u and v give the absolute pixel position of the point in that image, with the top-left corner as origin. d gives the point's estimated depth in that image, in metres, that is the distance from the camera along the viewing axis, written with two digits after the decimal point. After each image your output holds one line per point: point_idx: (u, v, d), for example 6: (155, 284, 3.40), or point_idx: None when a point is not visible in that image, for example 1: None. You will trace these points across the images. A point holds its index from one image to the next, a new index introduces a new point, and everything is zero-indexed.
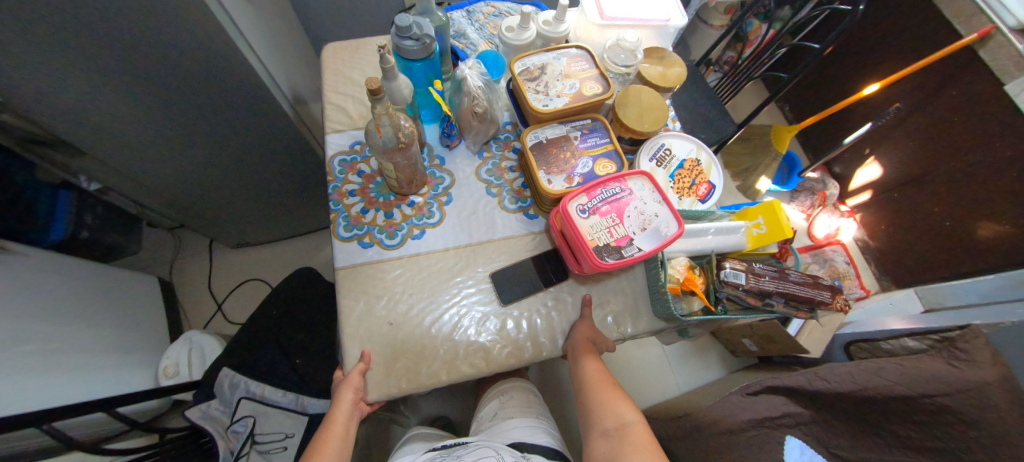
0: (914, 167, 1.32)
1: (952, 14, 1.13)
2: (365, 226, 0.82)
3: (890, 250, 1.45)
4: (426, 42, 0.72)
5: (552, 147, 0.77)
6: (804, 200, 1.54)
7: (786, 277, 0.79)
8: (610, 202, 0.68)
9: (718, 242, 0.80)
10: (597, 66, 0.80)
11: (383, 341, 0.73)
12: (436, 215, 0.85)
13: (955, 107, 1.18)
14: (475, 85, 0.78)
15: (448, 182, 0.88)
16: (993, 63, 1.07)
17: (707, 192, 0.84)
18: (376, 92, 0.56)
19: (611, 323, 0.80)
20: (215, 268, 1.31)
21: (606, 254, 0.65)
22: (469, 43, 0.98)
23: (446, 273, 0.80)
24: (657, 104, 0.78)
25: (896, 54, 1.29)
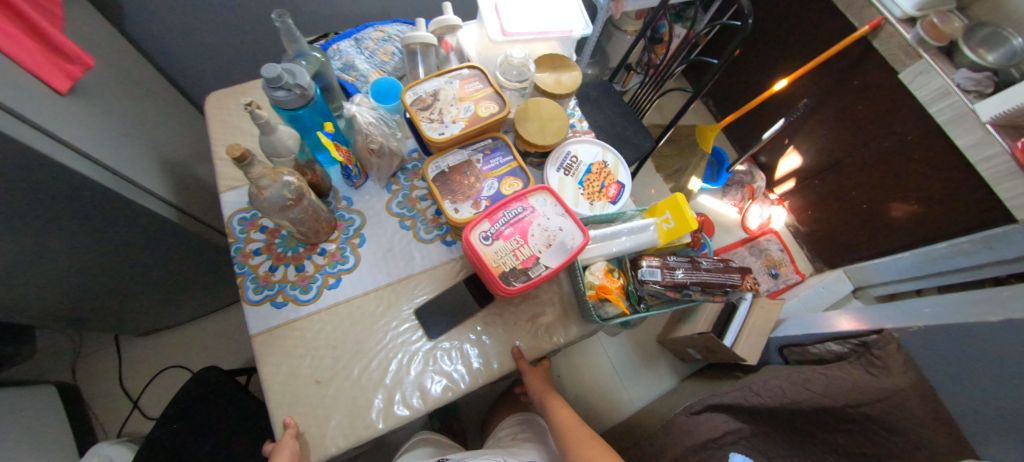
0: (830, 154, 1.35)
1: (845, 7, 1.16)
2: (276, 284, 0.67)
3: (818, 234, 1.50)
4: (305, 91, 0.57)
5: (455, 174, 0.64)
6: (735, 194, 1.58)
7: (700, 264, 0.66)
8: (513, 222, 0.55)
9: (630, 239, 0.65)
10: (494, 83, 0.66)
11: (311, 403, 0.61)
12: (352, 259, 0.69)
13: (860, 95, 1.22)
14: (368, 121, 0.63)
15: (361, 221, 0.70)
16: (886, 53, 1.11)
17: (618, 193, 0.70)
18: (239, 158, 0.46)
19: (534, 345, 0.66)
20: (124, 362, 1.19)
21: (512, 278, 0.52)
22: (359, 76, 0.73)
23: (370, 316, 0.66)
24: (559, 115, 0.69)
25: (802, 47, 1.31)
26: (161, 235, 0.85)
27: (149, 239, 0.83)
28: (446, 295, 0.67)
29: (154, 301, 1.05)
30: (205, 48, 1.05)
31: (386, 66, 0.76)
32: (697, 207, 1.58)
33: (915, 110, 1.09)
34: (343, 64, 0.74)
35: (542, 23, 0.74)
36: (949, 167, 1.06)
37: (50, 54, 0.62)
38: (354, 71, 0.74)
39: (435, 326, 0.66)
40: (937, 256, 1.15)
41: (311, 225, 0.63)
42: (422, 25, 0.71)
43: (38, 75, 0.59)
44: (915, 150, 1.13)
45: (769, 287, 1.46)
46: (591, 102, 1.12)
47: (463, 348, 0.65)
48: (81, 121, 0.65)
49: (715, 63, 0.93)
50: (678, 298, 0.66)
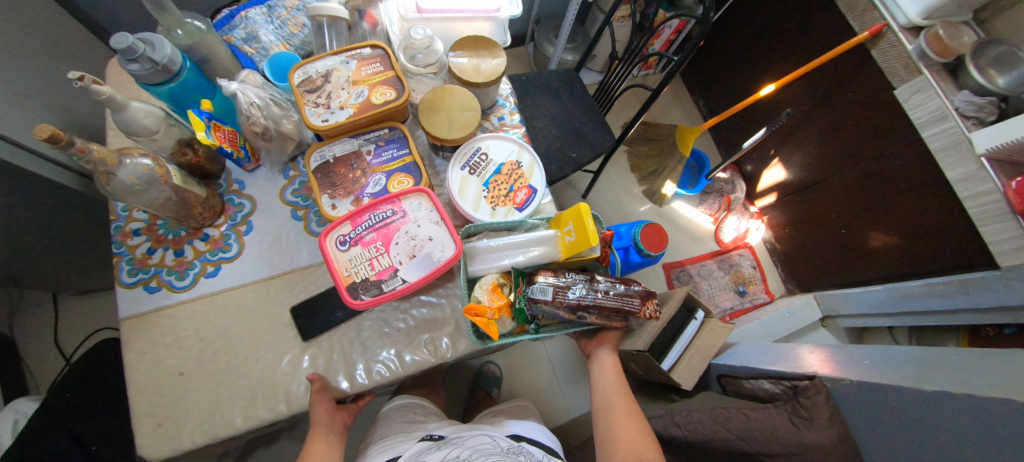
0: (816, 171, 1.25)
1: (846, 8, 1.02)
2: (153, 268, 0.63)
3: (793, 254, 1.41)
4: (163, 65, 0.52)
5: (340, 166, 0.58)
6: (713, 203, 1.49)
7: (600, 285, 0.58)
8: (377, 227, 0.50)
9: (526, 254, 0.59)
10: (396, 66, 0.59)
11: (170, 395, 0.57)
12: (236, 247, 0.65)
13: (851, 109, 1.10)
14: (252, 102, 0.57)
15: (251, 208, 0.66)
16: (885, 65, 0.98)
17: (527, 199, 0.63)
18: (52, 139, 0.42)
19: (416, 359, 0.59)
20: (64, 319, 1.19)
21: (361, 291, 0.47)
22: (260, 48, 0.68)
23: (247, 310, 0.62)
24: (472, 107, 0.61)
25: (797, 49, 1.19)
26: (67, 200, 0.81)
27: (53, 206, 0.79)
28: (331, 293, 0.63)
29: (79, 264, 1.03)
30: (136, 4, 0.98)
31: (294, 39, 0.71)
32: (670, 213, 1.50)
33: (906, 133, 0.97)
34: (246, 34, 0.68)
35: (464, 2, 0.69)
36: (935, 200, 0.95)
37: None
38: (256, 43, 0.68)
39: (314, 325, 0.61)
40: (911, 294, 1.06)
41: (185, 208, 0.59)
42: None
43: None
44: (898, 176, 1.02)
45: (732, 304, 1.41)
46: (551, 91, 1.01)
47: (340, 352, 0.60)
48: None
49: (675, 58, 0.83)
50: (574, 320, 0.59)
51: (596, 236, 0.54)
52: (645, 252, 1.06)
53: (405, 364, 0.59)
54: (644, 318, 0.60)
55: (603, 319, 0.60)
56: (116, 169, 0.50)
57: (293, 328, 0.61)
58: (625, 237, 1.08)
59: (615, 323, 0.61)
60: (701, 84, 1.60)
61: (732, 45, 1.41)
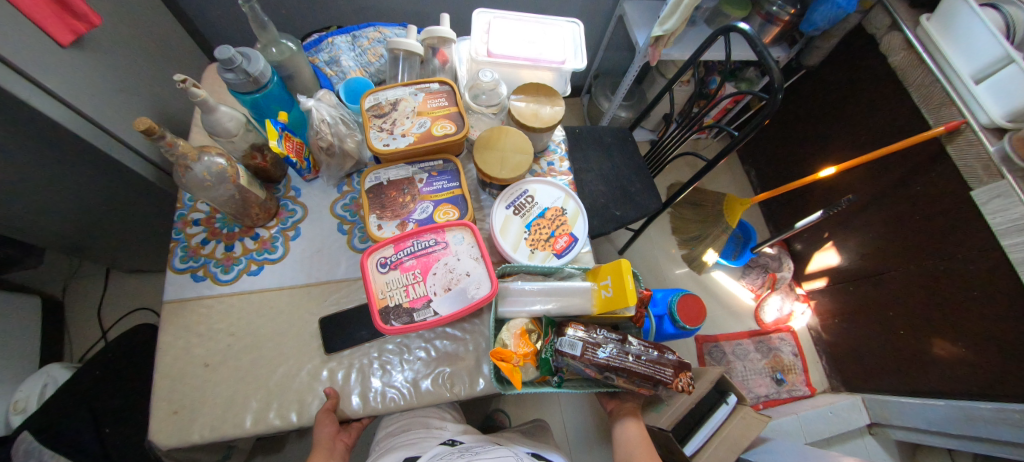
0: (874, 262, 1.17)
1: (920, 101, 0.97)
2: (203, 258, 0.66)
3: (841, 347, 1.29)
4: (255, 77, 0.58)
5: (392, 189, 0.60)
6: (755, 278, 1.41)
7: (632, 348, 0.55)
8: (418, 254, 0.50)
9: (557, 302, 0.58)
10: (460, 103, 0.62)
11: (192, 385, 0.58)
12: (282, 250, 0.67)
13: (918, 204, 1.03)
14: (323, 119, 0.61)
15: (302, 215, 0.70)
16: (961, 163, 0.91)
17: (568, 247, 0.62)
18: (146, 132, 0.46)
19: (432, 391, 0.57)
20: (109, 293, 1.27)
21: (393, 317, 0.47)
22: (339, 72, 0.75)
23: (279, 313, 0.63)
24: (525, 149, 0.62)
25: (861, 134, 1.15)
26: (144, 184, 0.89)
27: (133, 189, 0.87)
28: (360, 310, 0.63)
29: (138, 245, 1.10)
30: (242, 25, 1.12)
31: (370, 66, 0.77)
32: (708, 281, 1.45)
33: (984, 237, 0.89)
34: (329, 58, 0.75)
35: (532, 51, 0.72)
36: (1017, 315, 0.85)
37: (55, 7, 0.59)
38: (337, 66, 0.75)
39: (338, 339, 0.61)
40: (980, 417, 0.93)
41: (243, 208, 0.63)
42: (414, 33, 0.68)
43: (39, 23, 0.57)
44: (972, 284, 0.93)
45: (768, 392, 1.30)
46: (602, 147, 1.03)
47: (358, 371, 0.59)
48: (91, 73, 0.66)
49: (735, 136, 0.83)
50: (600, 380, 0.55)
51: (635, 295, 0.52)
52: (680, 324, 0.98)
53: (420, 394, 0.57)
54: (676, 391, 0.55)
55: (631, 384, 0.55)
56: (193, 164, 0.54)
57: (318, 339, 0.61)
58: (660, 304, 1.04)
59: (643, 389, 0.56)
60: (754, 154, 1.58)
61: (790, 121, 1.39)
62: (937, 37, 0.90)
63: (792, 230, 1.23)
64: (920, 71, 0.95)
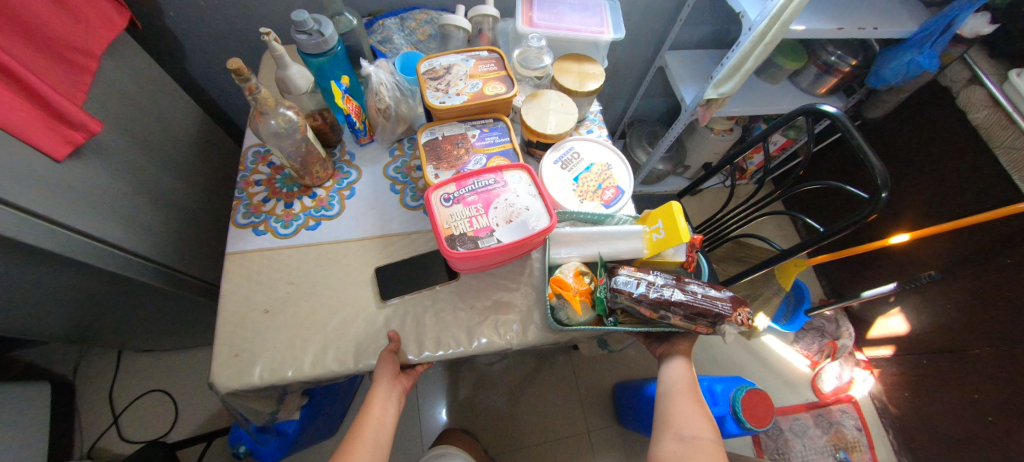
0: (955, 335, 1.03)
1: (1010, 165, 0.89)
2: (264, 214, 0.71)
3: (912, 422, 1.13)
4: (325, 39, 0.63)
5: (447, 143, 0.65)
6: (811, 344, 1.26)
7: (690, 286, 0.55)
8: (479, 191, 0.54)
9: (607, 245, 0.59)
10: (509, 68, 0.68)
11: (253, 329, 0.62)
12: (337, 208, 0.71)
13: (1008, 279, 0.92)
14: (381, 83, 0.67)
15: (357, 177, 0.73)
16: None
17: (614, 198, 0.64)
18: (238, 71, 0.50)
19: (485, 341, 0.60)
20: (126, 366, 1.19)
21: (458, 243, 0.50)
22: (393, 48, 0.80)
23: (333, 266, 0.66)
24: (567, 111, 0.68)
25: (931, 191, 1.08)
26: (214, 178, 0.94)
27: (213, 186, 0.94)
28: (408, 264, 0.65)
29: (176, 323, 1.01)
30: None
31: (420, 44, 0.81)
32: (758, 347, 1.27)
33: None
34: (382, 38, 0.80)
35: (574, 24, 0.74)
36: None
37: (48, 119, 0.53)
38: (390, 44, 0.80)
39: (389, 289, 0.64)
40: None
41: (306, 166, 0.68)
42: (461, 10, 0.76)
43: (26, 137, 0.50)
44: None
45: None
46: None
47: (409, 320, 0.62)
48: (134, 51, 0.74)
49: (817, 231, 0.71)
50: (654, 320, 0.55)
51: (688, 236, 0.54)
52: (745, 426, 0.84)
53: (482, 330, 0.61)
54: (734, 325, 0.53)
55: (686, 324, 0.55)
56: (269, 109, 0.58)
57: (369, 288, 0.64)
58: (721, 403, 0.91)
59: (699, 327, 0.55)
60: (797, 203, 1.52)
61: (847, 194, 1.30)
62: None
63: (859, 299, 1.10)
64: (1010, 132, 0.88)
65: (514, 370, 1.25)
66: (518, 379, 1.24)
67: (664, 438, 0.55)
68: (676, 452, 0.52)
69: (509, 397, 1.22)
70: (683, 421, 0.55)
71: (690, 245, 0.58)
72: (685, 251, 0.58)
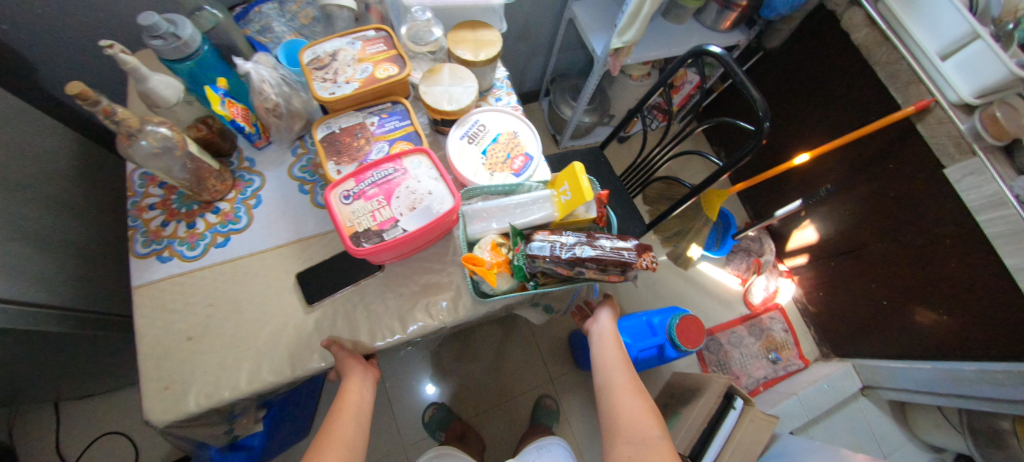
0: (855, 237, 1.17)
1: (888, 78, 0.98)
2: (165, 239, 0.66)
3: (827, 317, 1.30)
4: (183, 41, 0.57)
5: (346, 135, 0.62)
6: (740, 264, 1.38)
7: (599, 241, 0.58)
8: (379, 183, 0.53)
9: (520, 214, 0.61)
10: (399, 47, 0.64)
11: (180, 359, 0.60)
12: (245, 220, 0.67)
13: (891, 182, 1.04)
14: (264, 80, 0.62)
15: (261, 183, 0.69)
16: (933, 141, 0.93)
17: (524, 165, 0.65)
18: (81, 96, 0.46)
19: (418, 325, 0.62)
20: (64, 419, 1.11)
21: (363, 239, 0.50)
22: (274, 38, 0.72)
23: (253, 281, 0.64)
24: (466, 84, 0.67)
25: (825, 109, 1.17)
26: (106, 206, 0.85)
27: (108, 214, 0.85)
28: (330, 264, 0.64)
29: (101, 364, 0.94)
30: None
31: (304, 29, 0.75)
32: (696, 276, 1.38)
33: (956, 212, 0.92)
34: (260, 27, 0.73)
35: None
36: (992, 287, 0.89)
37: None
38: (270, 34, 0.72)
39: (314, 293, 0.63)
40: (965, 378, 0.98)
41: (199, 182, 0.63)
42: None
43: None
44: (950, 254, 0.95)
45: (766, 373, 1.27)
46: None
47: (341, 320, 0.62)
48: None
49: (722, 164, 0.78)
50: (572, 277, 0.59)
51: (590, 193, 0.57)
52: (681, 349, 0.93)
53: (415, 315, 0.62)
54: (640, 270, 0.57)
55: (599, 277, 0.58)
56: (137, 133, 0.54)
57: (295, 295, 0.63)
58: (660, 332, 0.98)
59: (612, 276, 0.58)
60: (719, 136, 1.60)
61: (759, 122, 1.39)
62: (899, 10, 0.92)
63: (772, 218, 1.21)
64: (886, 48, 0.96)
65: (476, 339, 1.30)
66: (482, 347, 1.29)
67: (618, 440, 0.58)
68: (630, 453, 0.56)
69: (476, 366, 1.27)
70: (629, 417, 0.59)
71: (598, 201, 0.61)
72: (595, 207, 0.61)
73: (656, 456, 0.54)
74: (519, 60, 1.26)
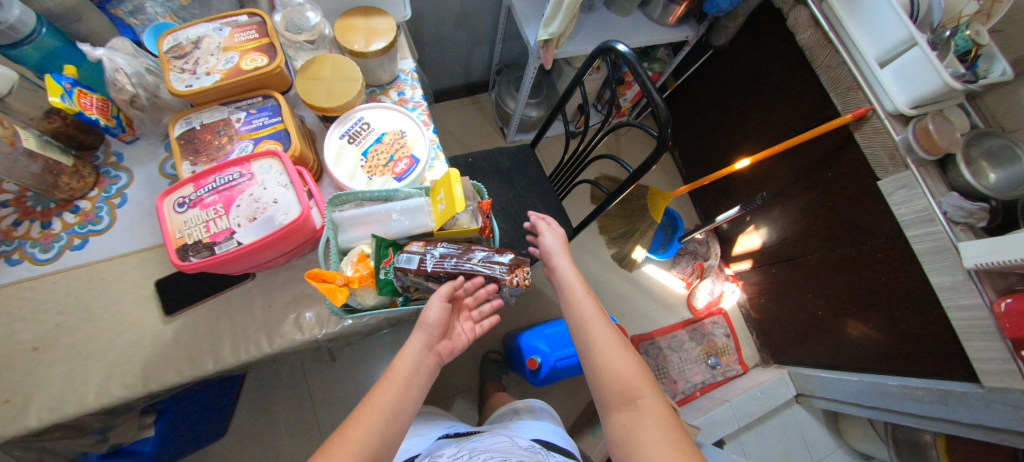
0: (795, 245, 1.15)
1: (829, 83, 0.94)
2: (15, 239, 0.60)
3: (769, 323, 1.30)
4: (9, 24, 0.50)
5: (206, 133, 0.56)
6: (686, 267, 1.36)
7: (472, 254, 0.54)
8: (220, 189, 0.48)
9: (395, 225, 0.56)
10: (271, 34, 0.57)
11: (17, 370, 0.53)
12: (109, 220, 0.63)
13: (829, 191, 1.02)
14: (119, 69, 0.56)
15: (128, 180, 0.64)
16: (868, 151, 0.90)
17: (408, 169, 0.59)
18: None
19: (285, 338, 0.58)
20: None
21: (192, 253, 0.46)
22: (145, 20, 0.64)
23: (112, 287, 0.59)
24: (350, 76, 0.60)
25: (769, 113, 1.13)
26: None
27: None
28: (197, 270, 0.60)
29: None
30: None
31: (183, 11, 0.67)
32: (640, 279, 1.36)
33: (887, 225, 0.89)
34: (130, 7, 0.64)
35: None
36: (916, 303, 0.87)
37: None
38: (143, 16, 0.64)
39: (177, 302, 0.59)
40: (889, 392, 0.97)
41: (47, 178, 0.57)
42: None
43: None
44: (879, 267, 0.93)
45: (703, 378, 1.27)
46: None
47: (206, 330, 0.58)
48: None
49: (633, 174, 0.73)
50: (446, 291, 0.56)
51: (462, 204, 0.51)
52: None
53: (284, 328, 0.59)
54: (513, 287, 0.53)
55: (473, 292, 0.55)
56: None
57: (157, 303, 0.59)
58: None
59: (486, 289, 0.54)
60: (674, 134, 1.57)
61: (710, 123, 1.36)
62: (841, 12, 0.88)
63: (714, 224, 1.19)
64: (827, 51, 0.92)
65: None
66: None
67: (613, 410, 0.48)
68: (626, 424, 0.46)
69: None
70: (620, 382, 0.49)
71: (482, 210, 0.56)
72: (478, 217, 0.55)
73: (658, 424, 0.45)
74: (458, 47, 1.20)
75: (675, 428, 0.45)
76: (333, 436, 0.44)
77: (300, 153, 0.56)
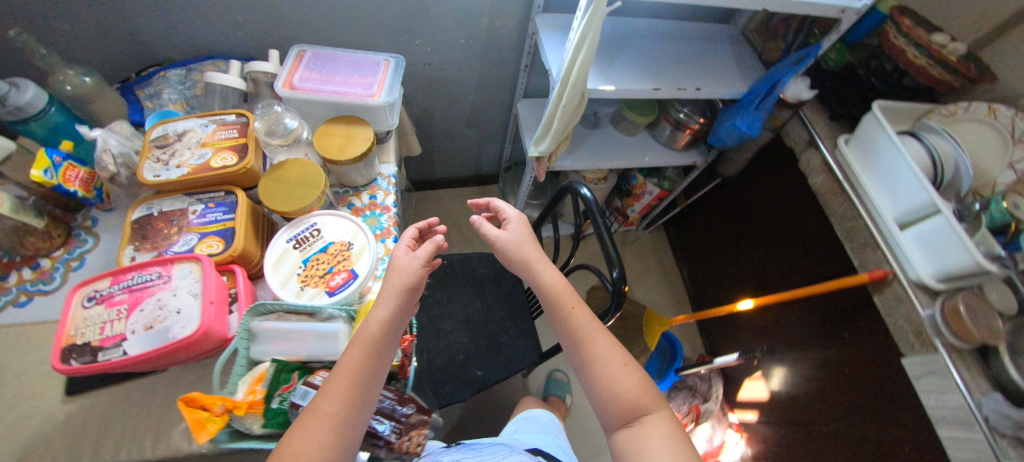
0: (807, 408, 0.99)
1: (844, 234, 0.86)
2: None
3: None
4: (16, 105, 0.56)
5: (160, 220, 0.57)
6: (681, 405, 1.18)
7: None
8: (133, 289, 0.47)
9: (308, 347, 0.52)
10: (249, 135, 0.60)
11: None
12: (60, 282, 0.63)
13: (844, 355, 0.89)
14: (108, 148, 0.60)
15: (93, 246, 0.66)
16: (891, 321, 0.78)
17: (343, 284, 0.56)
18: None
19: (172, 445, 0.53)
20: None
21: (75, 355, 0.43)
22: (157, 104, 0.70)
23: (31, 353, 0.57)
24: (312, 182, 0.60)
25: (778, 253, 1.05)
26: None
27: None
28: None
29: None
30: None
31: (193, 99, 0.72)
32: None
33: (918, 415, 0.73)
34: (152, 92, 0.71)
35: (343, 84, 0.68)
36: None
37: None
38: (157, 100, 0.71)
39: (82, 383, 0.56)
40: None
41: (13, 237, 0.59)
42: (237, 67, 0.69)
43: None
44: None
45: None
46: None
47: (97, 420, 0.54)
48: None
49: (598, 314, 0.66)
50: None
51: None
52: None
53: (173, 436, 0.53)
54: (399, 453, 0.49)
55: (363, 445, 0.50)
56: None
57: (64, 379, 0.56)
58: None
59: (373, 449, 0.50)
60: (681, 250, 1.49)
61: (718, 248, 1.29)
62: (855, 163, 0.83)
63: (713, 364, 1.06)
64: (841, 201, 0.86)
65: None
66: None
67: (613, 426, 0.44)
68: (631, 440, 0.42)
69: None
70: (627, 399, 0.43)
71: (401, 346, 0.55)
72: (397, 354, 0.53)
73: (667, 443, 0.41)
74: (468, 143, 1.24)
75: (686, 441, 0.42)
76: (308, 408, 0.38)
77: (241, 252, 0.55)
